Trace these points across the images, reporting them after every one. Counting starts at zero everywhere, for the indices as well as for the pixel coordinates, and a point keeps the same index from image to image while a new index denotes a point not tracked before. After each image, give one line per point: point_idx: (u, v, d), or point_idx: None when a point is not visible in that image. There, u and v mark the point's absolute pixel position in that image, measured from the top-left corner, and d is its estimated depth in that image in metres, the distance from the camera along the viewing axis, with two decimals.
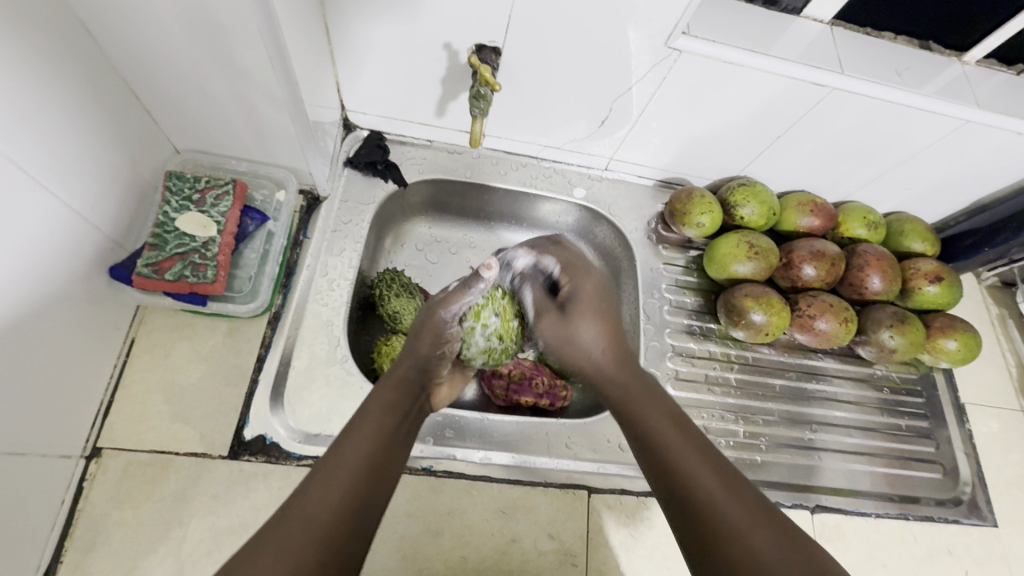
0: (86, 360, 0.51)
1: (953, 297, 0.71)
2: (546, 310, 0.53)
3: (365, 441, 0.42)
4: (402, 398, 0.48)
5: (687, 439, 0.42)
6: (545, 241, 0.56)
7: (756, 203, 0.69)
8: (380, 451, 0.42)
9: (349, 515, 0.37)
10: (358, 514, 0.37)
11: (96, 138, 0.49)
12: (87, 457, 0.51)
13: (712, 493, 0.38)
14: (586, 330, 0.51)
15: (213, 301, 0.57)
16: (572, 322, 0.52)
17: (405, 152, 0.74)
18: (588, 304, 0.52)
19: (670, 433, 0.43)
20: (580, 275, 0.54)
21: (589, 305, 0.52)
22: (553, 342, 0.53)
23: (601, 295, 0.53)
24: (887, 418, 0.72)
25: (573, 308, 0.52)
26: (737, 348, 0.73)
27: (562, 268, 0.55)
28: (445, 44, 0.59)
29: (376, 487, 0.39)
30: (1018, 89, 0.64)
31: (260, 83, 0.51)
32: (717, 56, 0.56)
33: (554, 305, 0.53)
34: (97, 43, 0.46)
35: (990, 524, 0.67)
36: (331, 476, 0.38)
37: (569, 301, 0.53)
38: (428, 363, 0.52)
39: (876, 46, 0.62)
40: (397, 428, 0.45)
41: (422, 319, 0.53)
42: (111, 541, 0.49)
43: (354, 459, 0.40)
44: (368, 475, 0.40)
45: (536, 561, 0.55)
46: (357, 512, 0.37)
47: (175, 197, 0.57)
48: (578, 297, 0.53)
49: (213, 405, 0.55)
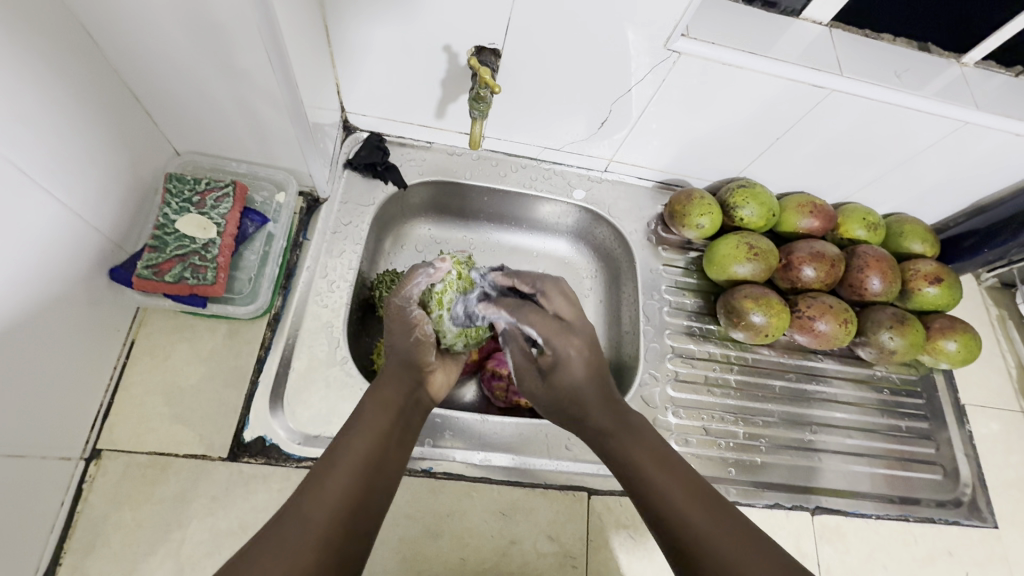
0: (86, 362, 0.51)
1: (953, 298, 0.71)
2: (529, 373, 0.55)
3: (364, 444, 0.42)
4: (399, 393, 0.48)
5: (669, 469, 0.43)
6: (525, 302, 0.56)
7: (756, 205, 0.69)
8: (380, 451, 0.42)
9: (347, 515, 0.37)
10: (357, 514, 0.37)
11: (96, 140, 0.49)
12: (87, 458, 0.51)
13: (688, 507, 0.40)
14: (571, 389, 0.50)
15: (214, 303, 0.57)
16: (556, 385, 0.52)
17: (405, 154, 0.74)
18: (574, 365, 0.51)
19: (653, 464, 0.44)
20: (564, 338, 0.51)
21: (572, 369, 0.51)
22: (542, 402, 0.54)
23: (588, 354, 0.51)
24: (887, 419, 0.72)
25: (555, 373, 0.52)
26: (737, 349, 0.73)
27: (548, 334, 0.52)
28: (445, 46, 0.59)
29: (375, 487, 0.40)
30: (1017, 91, 0.64)
31: (260, 86, 0.51)
32: (716, 58, 0.56)
33: (538, 369, 0.54)
34: (98, 46, 0.47)
35: (991, 525, 0.67)
36: (328, 479, 0.38)
37: (552, 366, 0.52)
38: (412, 357, 0.53)
39: (875, 47, 0.62)
40: (393, 426, 0.45)
41: (392, 313, 0.56)
42: (111, 543, 0.49)
43: (352, 462, 0.40)
44: (367, 476, 0.40)
45: (535, 563, 0.55)
46: (355, 512, 0.37)
47: (175, 199, 0.57)
48: (563, 361, 0.51)
49: (213, 407, 0.55)
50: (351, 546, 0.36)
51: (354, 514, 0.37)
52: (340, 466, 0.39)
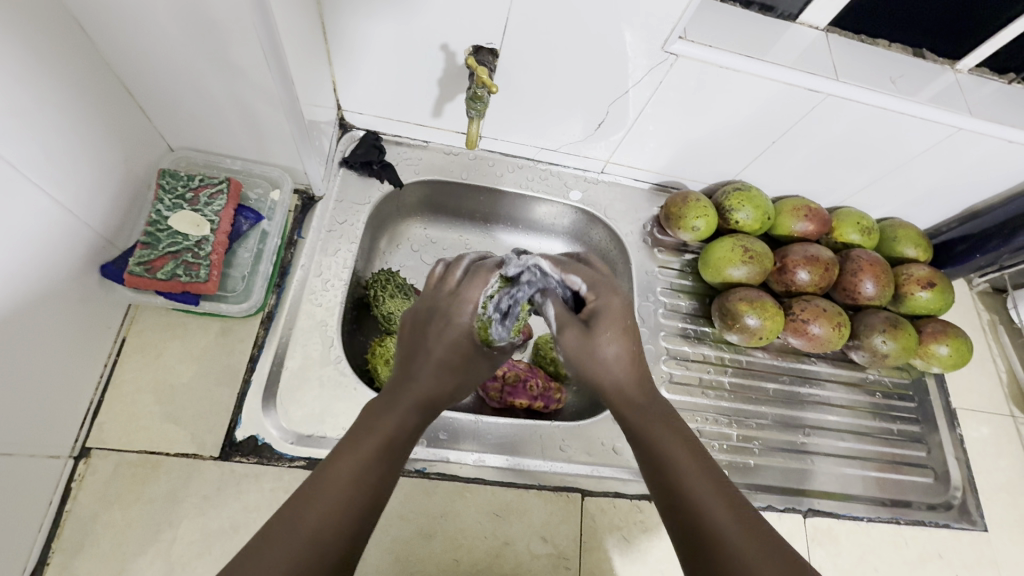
0: (76, 360, 0.51)
1: (944, 303, 0.71)
2: (567, 324, 0.44)
3: (378, 438, 0.38)
4: (417, 398, 0.41)
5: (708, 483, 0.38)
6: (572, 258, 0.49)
7: (751, 208, 0.70)
8: (397, 448, 0.39)
9: (359, 511, 0.35)
10: (371, 507, 0.36)
11: (89, 134, 0.49)
12: (76, 457, 0.51)
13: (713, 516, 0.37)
14: (616, 344, 0.43)
15: (206, 300, 0.57)
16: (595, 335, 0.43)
17: (402, 153, 0.73)
18: (614, 319, 0.43)
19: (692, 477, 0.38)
20: (606, 291, 0.45)
21: (616, 324, 0.43)
22: (573, 370, 0.45)
23: (627, 325, 0.44)
24: (879, 422, 0.73)
25: (597, 321, 0.44)
26: (732, 352, 0.73)
27: (591, 285, 0.46)
28: (442, 45, 0.59)
29: (388, 477, 0.37)
30: (1009, 98, 0.65)
31: (255, 82, 0.50)
32: (713, 61, 0.56)
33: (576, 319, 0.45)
34: (91, 40, 0.46)
35: (980, 529, 0.67)
36: (336, 474, 0.35)
37: (593, 315, 0.44)
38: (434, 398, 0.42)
39: (871, 53, 0.63)
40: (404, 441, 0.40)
41: (430, 299, 0.46)
42: (99, 543, 0.48)
43: (366, 458, 0.37)
44: (383, 470, 0.37)
45: (528, 564, 0.54)
46: (368, 507, 0.36)
47: (168, 196, 0.57)
48: (602, 325, 0.43)
49: (205, 405, 0.55)
50: (363, 539, 0.35)
51: (368, 507, 0.35)
52: (353, 460, 0.36)
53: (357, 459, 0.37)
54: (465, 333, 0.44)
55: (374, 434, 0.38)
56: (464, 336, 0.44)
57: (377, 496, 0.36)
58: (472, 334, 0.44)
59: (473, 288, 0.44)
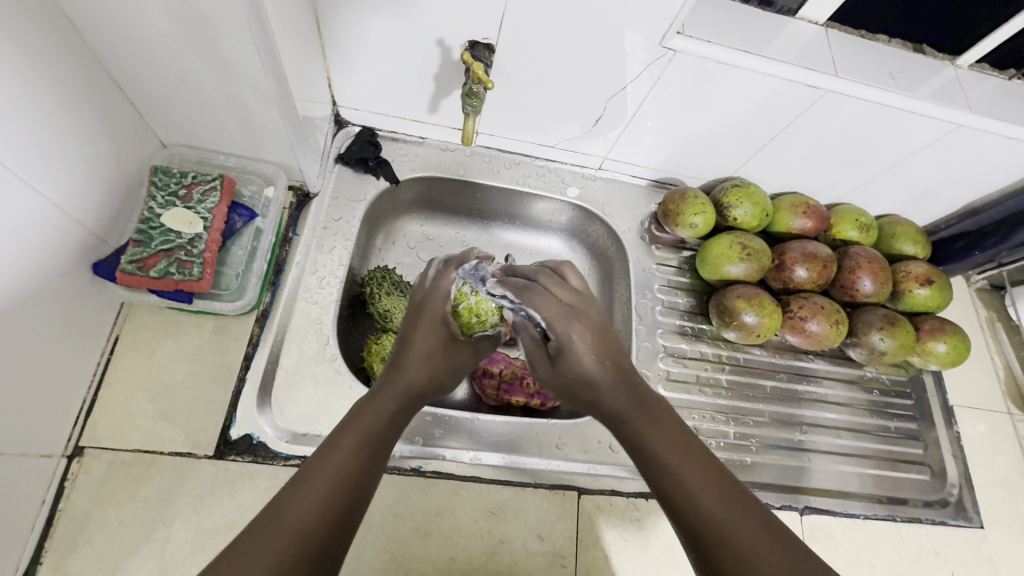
0: (69, 358, 0.50)
1: (942, 300, 0.71)
2: (539, 358, 0.45)
3: (361, 430, 0.38)
4: (399, 387, 0.43)
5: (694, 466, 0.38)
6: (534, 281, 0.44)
7: (749, 204, 0.69)
8: (381, 435, 0.39)
9: (343, 506, 0.35)
10: (354, 501, 0.35)
11: (80, 132, 0.48)
12: (69, 456, 0.50)
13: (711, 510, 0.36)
14: (584, 369, 0.42)
15: (200, 298, 0.56)
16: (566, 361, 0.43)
17: (398, 149, 0.73)
18: (579, 343, 0.42)
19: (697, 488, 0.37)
20: (567, 320, 0.42)
21: (580, 351, 0.42)
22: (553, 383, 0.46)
23: (596, 337, 0.43)
24: (876, 419, 0.73)
25: (562, 357, 0.43)
26: (730, 350, 0.73)
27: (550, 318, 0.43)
28: (438, 40, 0.58)
29: (372, 471, 0.37)
30: (1009, 94, 0.64)
31: (247, 77, 0.50)
32: (711, 57, 0.56)
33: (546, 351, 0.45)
34: (80, 34, 0.45)
35: (976, 526, 0.67)
36: (320, 467, 0.35)
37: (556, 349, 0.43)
38: (417, 385, 0.44)
39: (871, 49, 0.62)
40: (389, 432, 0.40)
41: (415, 296, 0.50)
42: (93, 542, 0.48)
43: (349, 449, 0.37)
44: (365, 460, 0.37)
45: (524, 562, 0.54)
46: (352, 499, 0.35)
47: (160, 192, 0.56)
48: (568, 346, 0.42)
49: (200, 404, 0.54)
50: (345, 537, 0.35)
51: (350, 501, 0.35)
52: (336, 453, 0.36)
53: (348, 445, 0.37)
54: (442, 319, 0.47)
55: (357, 425, 0.39)
56: (440, 325, 0.47)
57: (362, 488, 0.36)
58: (447, 321, 0.47)
59: (445, 279, 0.48)
